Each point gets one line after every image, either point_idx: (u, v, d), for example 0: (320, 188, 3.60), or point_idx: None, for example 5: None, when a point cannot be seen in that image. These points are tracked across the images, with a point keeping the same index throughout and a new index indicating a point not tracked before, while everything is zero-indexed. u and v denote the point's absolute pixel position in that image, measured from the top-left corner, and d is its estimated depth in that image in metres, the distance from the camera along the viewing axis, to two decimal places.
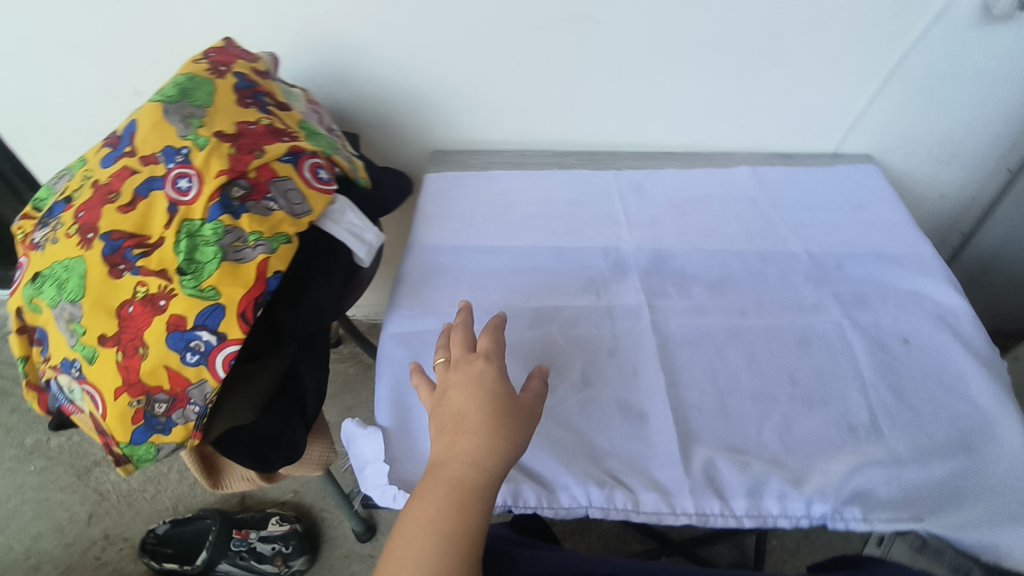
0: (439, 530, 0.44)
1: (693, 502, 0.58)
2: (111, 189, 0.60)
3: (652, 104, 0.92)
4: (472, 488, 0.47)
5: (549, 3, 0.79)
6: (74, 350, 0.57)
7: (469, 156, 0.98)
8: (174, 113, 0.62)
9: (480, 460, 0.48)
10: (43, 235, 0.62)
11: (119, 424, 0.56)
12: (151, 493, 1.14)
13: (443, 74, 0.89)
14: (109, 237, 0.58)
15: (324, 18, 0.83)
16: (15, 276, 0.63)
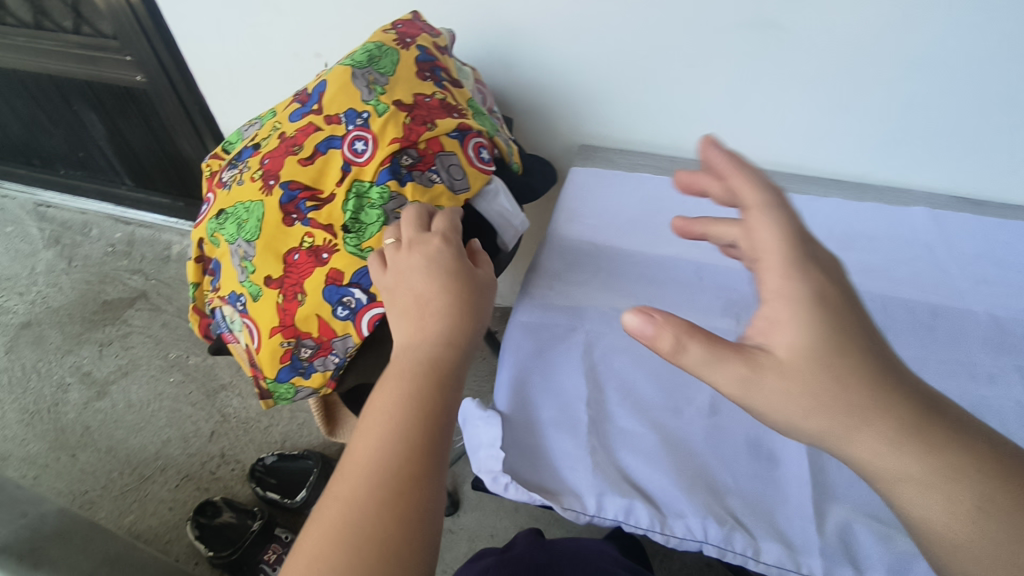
0: (398, 412, 0.44)
1: (822, 565, 0.53)
2: (295, 142, 0.64)
3: (828, 124, 0.83)
4: (439, 369, 0.47)
5: (735, 6, 0.75)
6: (242, 286, 0.62)
7: (617, 155, 0.95)
8: (361, 78, 0.65)
9: (438, 345, 0.48)
10: (231, 176, 0.67)
11: (269, 360, 0.61)
12: (265, 424, 1.23)
13: (607, 68, 0.87)
14: (287, 185, 0.62)
15: (503, 0, 0.84)
16: (201, 209, 0.69)
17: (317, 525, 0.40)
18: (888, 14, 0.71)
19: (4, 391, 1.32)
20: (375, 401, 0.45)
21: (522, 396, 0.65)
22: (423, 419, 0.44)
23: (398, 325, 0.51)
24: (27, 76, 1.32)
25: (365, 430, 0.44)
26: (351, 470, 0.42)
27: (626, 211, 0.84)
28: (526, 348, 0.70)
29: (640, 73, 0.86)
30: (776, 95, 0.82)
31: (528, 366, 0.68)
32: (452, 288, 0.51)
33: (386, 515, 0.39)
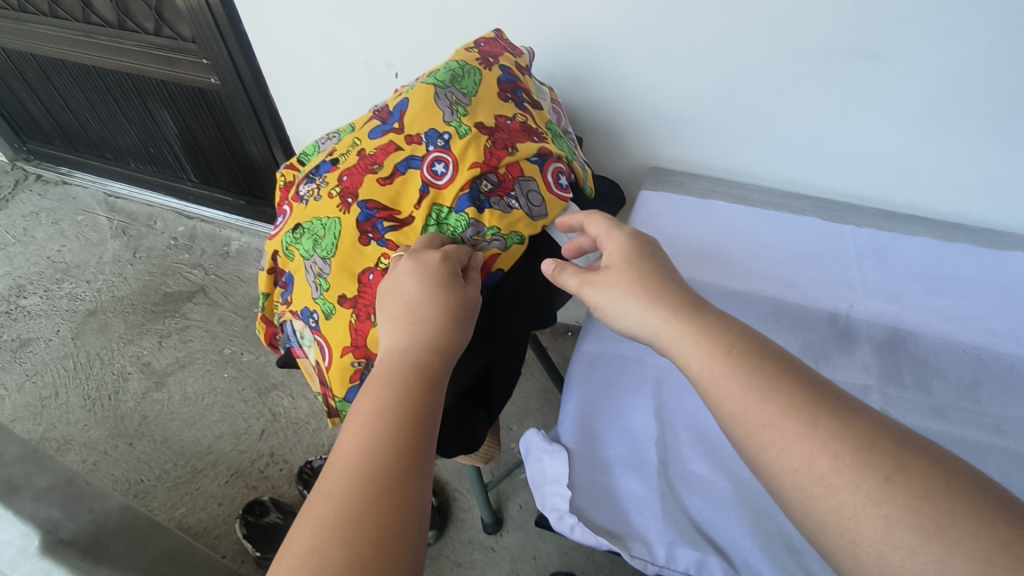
0: (384, 406, 0.45)
1: None
2: (374, 160, 0.64)
3: (920, 158, 0.79)
4: (427, 366, 0.49)
5: (832, 32, 0.71)
6: (316, 303, 0.62)
7: (688, 179, 0.92)
8: (443, 98, 0.64)
9: (433, 344, 0.51)
10: (308, 191, 0.67)
11: (339, 379, 0.60)
12: (314, 427, 1.24)
13: (685, 90, 0.84)
14: (366, 205, 0.62)
15: (584, 18, 0.82)
16: (277, 221, 0.69)
17: (308, 518, 0.39)
18: (1003, 48, 0.66)
19: (70, 375, 1.38)
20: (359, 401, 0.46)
21: (588, 430, 0.64)
22: (410, 411, 0.45)
23: (387, 329, 0.53)
24: (107, 74, 1.37)
25: (351, 427, 0.44)
26: (335, 464, 0.42)
27: (698, 240, 0.81)
28: (593, 379, 0.68)
29: (720, 98, 0.83)
30: (866, 126, 0.78)
31: (595, 399, 0.66)
32: (441, 293, 0.54)
33: (375, 505, 0.39)
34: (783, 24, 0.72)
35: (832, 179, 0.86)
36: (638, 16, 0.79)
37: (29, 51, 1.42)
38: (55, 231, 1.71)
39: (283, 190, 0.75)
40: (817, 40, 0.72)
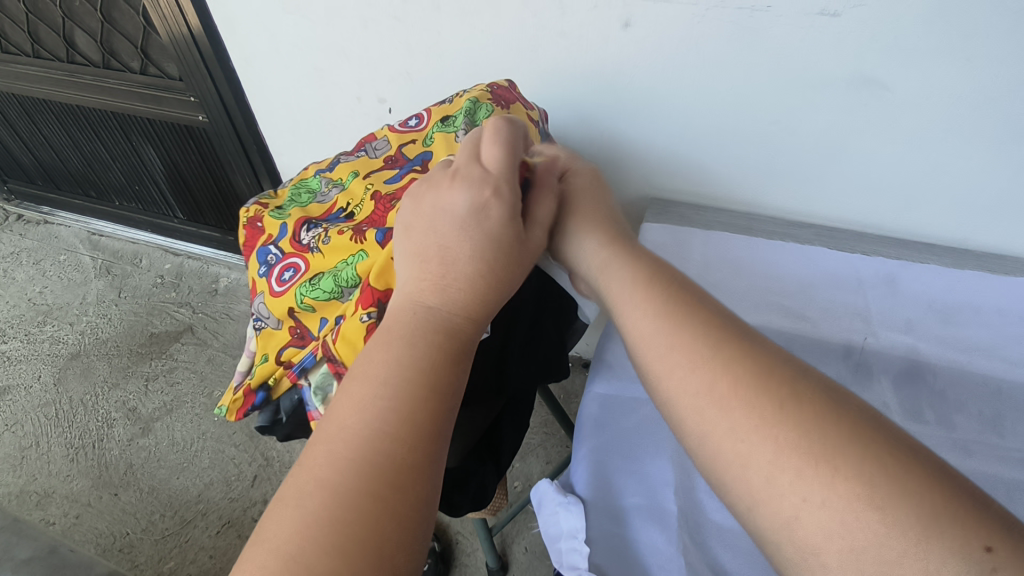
0: (399, 385, 0.38)
1: None
2: (395, 198, 0.62)
3: (920, 184, 0.79)
4: (459, 335, 0.41)
5: (832, 62, 0.71)
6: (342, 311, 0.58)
7: (690, 210, 0.91)
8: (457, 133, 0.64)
9: (471, 313, 0.42)
10: (316, 235, 0.63)
11: (351, 340, 0.53)
12: None
13: (685, 121, 0.83)
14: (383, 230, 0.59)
15: (581, 54, 0.81)
16: (283, 278, 0.62)
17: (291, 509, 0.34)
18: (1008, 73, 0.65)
19: (52, 423, 1.32)
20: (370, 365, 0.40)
21: (602, 479, 0.61)
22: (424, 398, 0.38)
23: (411, 275, 0.44)
24: (91, 113, 1.35)
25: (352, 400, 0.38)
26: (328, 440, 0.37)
27: (705, 273, 0.79)
28: (607, 425, 0.65)
29: (720, 130, 0.83)
30: (868, 154, 0.78)
31: (608, 446, 0.63)
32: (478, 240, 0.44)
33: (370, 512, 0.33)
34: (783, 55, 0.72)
35: (835, 207, 0.86)
36: (636, 49, 0.78)
37: (11, 91, 1.39)
38: (37, 273, 1.66)
39: (248, 228, 0.68)
40: (819, 68, 0.72)
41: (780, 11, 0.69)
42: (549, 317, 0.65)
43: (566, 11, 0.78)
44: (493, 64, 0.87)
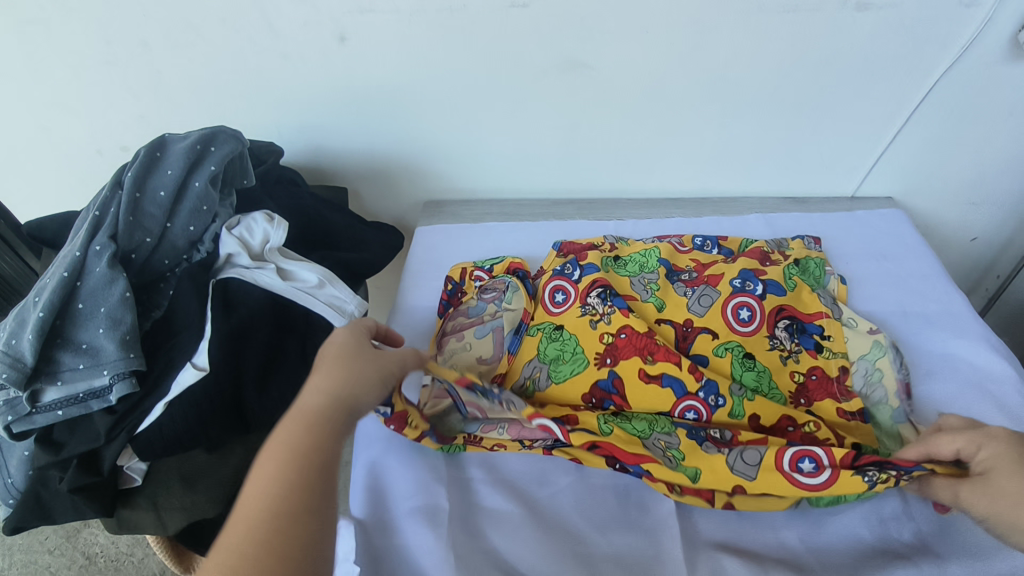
0: (278, 498, 0.36)
1: None
2: (649, 349, 0.62)
3: (660, 147, 0.80)
4: (316, 411, 0.41)
5: (536, 50, 0.69)
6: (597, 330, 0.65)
7: (462, 207, 0.86)
8: (874, 402, 0.61)
9: (331, 388, 0.42)
10: (593, 310, 0.67)
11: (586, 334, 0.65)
12: (139, 557, 0.98)
13: (434, 120, 0.76)
14: (616, 300, 0.67)
15: (280, 80, 0.72)
16: (556, 300, 0.69)
17: None
18: (688, 18, 0.66)
19: None
20: (246, 488, 0.37)
21: (377, 491, 0.60)
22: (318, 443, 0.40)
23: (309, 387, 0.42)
24: None
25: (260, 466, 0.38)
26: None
27: (476, 269, 0.74)
28: (383, 440, 0.63)
29: (471, 125, 0.77)
30: (601, 128, 0.77)
31: (384, 458, 0.62)
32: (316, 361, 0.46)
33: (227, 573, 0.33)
34: (487, 49, 0.69)
35: (587, 181, 0.86)
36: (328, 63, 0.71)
37: None
38: None
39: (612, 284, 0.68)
40: (529, 58, 0.70)
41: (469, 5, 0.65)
42: (290, 339, 0.58)
43: (278, 32, 0.67)
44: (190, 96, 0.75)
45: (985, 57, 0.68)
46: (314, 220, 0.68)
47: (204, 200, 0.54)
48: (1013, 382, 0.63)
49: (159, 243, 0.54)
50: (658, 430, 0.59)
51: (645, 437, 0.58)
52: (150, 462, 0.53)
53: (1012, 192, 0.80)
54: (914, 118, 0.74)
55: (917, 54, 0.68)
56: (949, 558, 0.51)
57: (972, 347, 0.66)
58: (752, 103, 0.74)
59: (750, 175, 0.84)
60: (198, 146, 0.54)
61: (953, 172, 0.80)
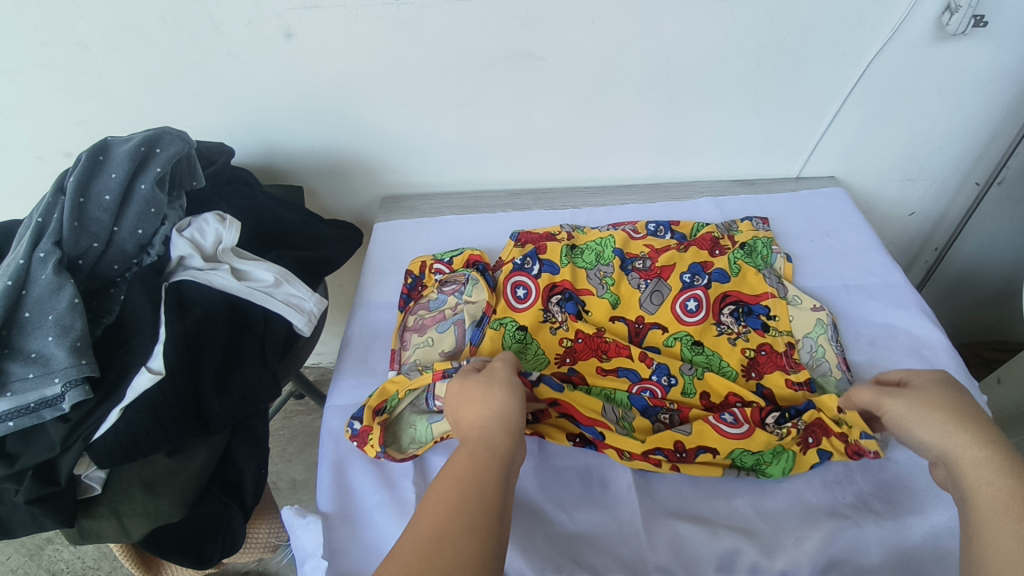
0: (466, 484, 0.43)
1: None
2: (602, 350, 0.67)
3: (611, 136, 0.82)
4: (490, 436, 0.47)
5: (484, 43, 0.70)
6: (558, 334, 0.68)
7: (420, 201, 0.87)
8: (827, 377, 0.64)
9: (491, 413, 0.49)
10: (553, 316, 0.69)
11: (546, 339, 0.67)
12: (107, 571, 0.96)
13: (387, 114, 0.77)
14: (572, 304, 0.70)
15: (226, 78, 0.71)
16: (518, 296, 0.70)
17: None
18: (632, 9, 0.67)
19: None
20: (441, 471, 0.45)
21: (345, 487, 0.60)
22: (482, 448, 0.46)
23: (462, 415, 0.50)
24: None
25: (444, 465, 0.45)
26: (427, 551, 0.38)
27: (435, 262, 0.74)
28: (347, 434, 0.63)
29: (425, 119, 0.78)
30: (553, 117, 0.79)
31: (348, 452, 0.62)
32: (470, 394, 0.51)
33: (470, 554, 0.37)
34: (435, 42, 0.69)
35: (542, 171, 0.87)
36: (276, 62, 0.70)
37: None
38: None
39: (565, 282, 0.71)
40: (477, 51, 0.70)
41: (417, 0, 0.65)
42: (247, 339, 0.59)
43: (222, 29, 0.66)
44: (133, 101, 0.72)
45: (913, 40, 0.71)
46: (267, 220, 0.66)
47: (151, 202, 0.54)
48: (946, 347, 0.67)
49: (107, 247, 0.53)
50: (613, 402, 0.63)
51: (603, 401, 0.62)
52: (109, 469, 0.53)
53: (944, 167, 0.85)
54: (850, 100, 0.78)
55: (850, 37, 0.71)
56: (889, 513, 0.54)
57: (908, 315, 0.70)
58: (697, 88, 0.76)
59: (699, 159, 0.86)
60: (143, 148, 0.53)
61: (888, 150, 0.83)
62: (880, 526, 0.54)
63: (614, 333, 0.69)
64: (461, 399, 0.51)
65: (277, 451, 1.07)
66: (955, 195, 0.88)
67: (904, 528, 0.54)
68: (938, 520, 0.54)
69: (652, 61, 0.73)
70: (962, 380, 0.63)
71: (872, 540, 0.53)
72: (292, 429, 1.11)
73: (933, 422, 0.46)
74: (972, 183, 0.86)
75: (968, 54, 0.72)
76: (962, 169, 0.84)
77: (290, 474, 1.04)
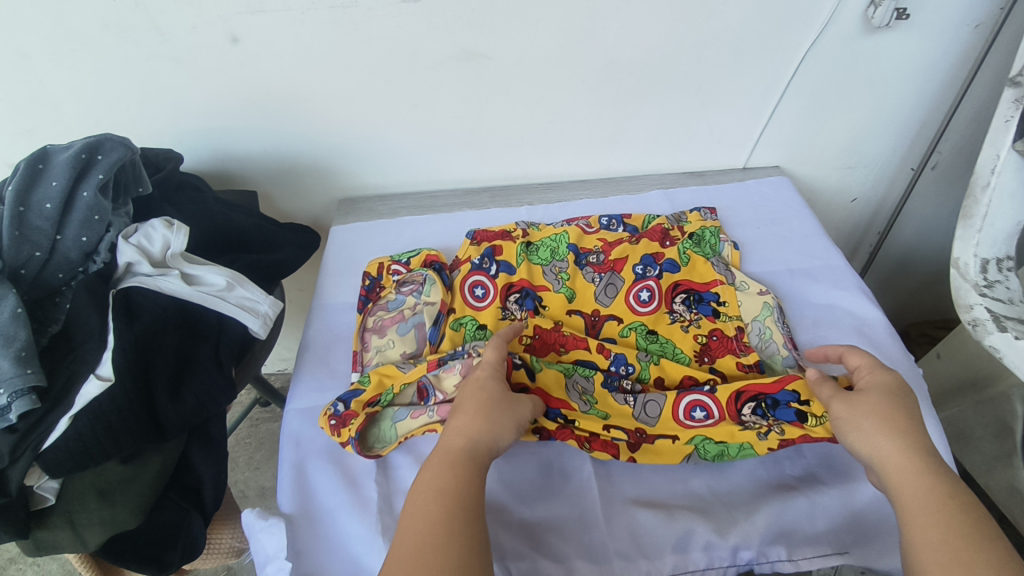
0: (456, 488, 0.44)
1: (619, 567, 0.52)
2: (561, 344, 0.67)
3: (562, 132, 0.83)
4: (482, 444, 0.48)
5: (432, 43, 0.71)
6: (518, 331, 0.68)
7: (378, 202, 0.88)
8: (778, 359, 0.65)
9: (493, 424, 0.50)
10: (512, 314, 0.70)
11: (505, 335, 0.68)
12: None
13: (338, 117, 0.77)
14: (529, 301, 0.71)
15: (172, 84, 0.71)
16: (476, 295, 0.71)
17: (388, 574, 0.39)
18: (575, 8, 0.69)
19: None
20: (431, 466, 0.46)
21: (308, 490, 0.60)
22: (472, 456, 0.47)
23: (465, 408, 0.51)
24: None
25: (435, 461, 0.47)
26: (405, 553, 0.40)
27: (392, 264, 0.75)
28: (309, 438, 0.63)
29: (376, 121, 0.79)
30: (504, 116, 0.80)
31: (309, 454, 0.62)
32: (491, 405, 0.51)
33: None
34: (383, 44, 0.70)
35: (497, 168, 0.88)
36: (223, 67, 0.70)
37: None
38: None
39: (522, 279, 0.73)
40: (426, 52, 0.71)
41: (363, 3, 0.66)
42: (202, 343, 0.58)
43: (166, 35, 0.66)
44: (78, 111, 0.72)
45: (843, 33, 0.74)
46: (219, 223, 0.66)
47: (95, 210, 0.54)
48: (885, 324, 0.70)
49: (51, 256, 0.53)
50: (577, 372, 0.64)
51: (568, 372, 0.63)
52: (63, 477, 0.53)
53: (881, 154, 0.88)
54: (788, 92, 0.81)
55: (784, 32, 0.74)
56: (833, 485, 0.56)
57: (849, 295, 0.73)
58: (642, 84, 0.78)
59: (648, 152, 0.88)
60: (84, 156, 0.54)
61: (828, 139, 0.87)
62: (824, 497, 0.56)
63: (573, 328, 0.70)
64: (475, 394, 0.52)
65: (244, 459, 1.07)
66: (894, 180, 0.92)
67: (849, 498, 0.56)
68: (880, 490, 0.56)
69: (597, 58, 0.75)
70: (901, 354, 0.67)
71: (815, 509, 0.55)
72: (259, 436, 1.10)
73: (873, 428, 0.48)
74: (907, 168, 0.90)
75: (897, 46, 0.76)
76: (899, 155, 0.88)
77: (258, 481, 1.04)
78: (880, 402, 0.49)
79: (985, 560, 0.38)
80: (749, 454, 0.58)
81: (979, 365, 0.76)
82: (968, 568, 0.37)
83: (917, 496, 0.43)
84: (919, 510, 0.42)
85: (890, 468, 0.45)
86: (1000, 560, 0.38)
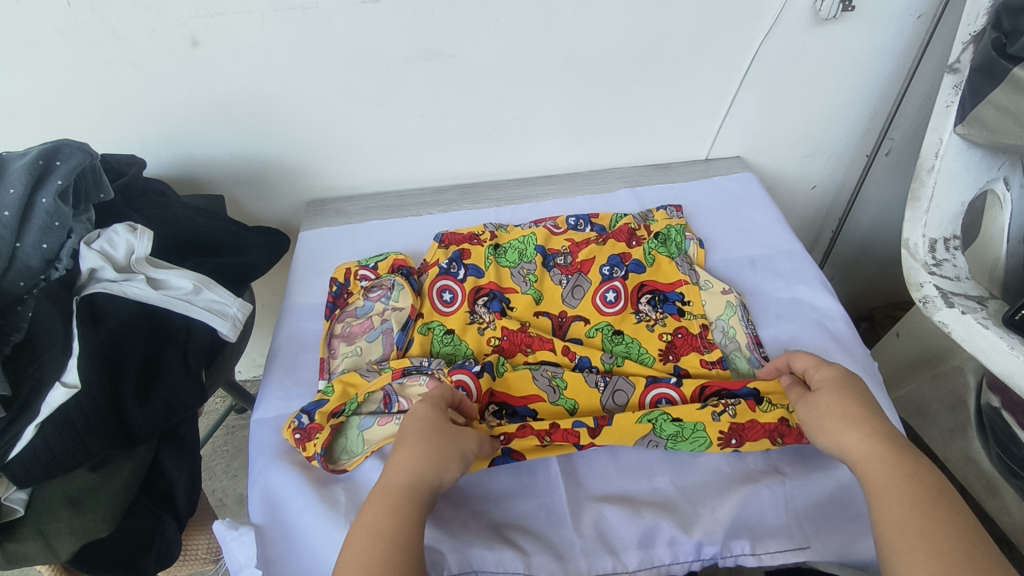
0: (392, 528, 0.44)
1: (586, 563, 0.53)
2: (529, 344, 0.68)
3: (528, 128, 0.85)
4: (423, 479, 0.48)
5: (395, 43, 0.71)
6: (487, 334, 0.69)
7: (347, 204, 0.88)
8: (737, 356, 0.67)
9: (433, 458, 0.49)
10: (479, 318, 0.71)
11: (474, 339, 0.68)
12: None
13: (304, 119, 0.77)
14: (497, 304, 0.72)
15: (132, 90, 0.70)
16: (444, 300, 0.71)
17: None
18: (534, 7, 0.70)
19: None
20: (367, 509, 0.46)
21: (269, 494, 0.59)
22: (409, 487, 0.47)
23: (404, 444, 0.50)
24: None
25: (372, 501, 0.46)
26: None
27: (360, 269, 0.75)
28: (277, 447, 0.62)
29: (343, 122, 0.79)
30: (470, 114, 0.81)
31: (282, 458, 0.61)
32: (429, 434, 0.50)
33: None
34: (346, 45, 0.71)
35: (466, 166, 0.89)
36: (183, 70, 0.70)
37: None
38: None
39: (489, 284, 0.73)
40: (390, 52, 0.72)
41: (326, 5, 0.67)
42: (169, 348, 0.58)
43: (123, 40, 0.66)
44: (37, 120, 0.71)
45: (794, 26, 0.77)
46: (184, 226, 0.66)
47: (55, 216, 0.54)
48: (843, 316, 0.72)
49: (10, 263, 0.53)
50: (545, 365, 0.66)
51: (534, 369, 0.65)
52: (31, 488, 0.52)
53: (837, 141, 0.91)
54: (745, 84, 0.83)
55: (738, 26, 0.76)
56: (794, 473, 0.58)
57: (810, 288, 0.75)
58: (604, 79, 0.80)
59: (613, 146, 0.90)
60: (41, 162, 0.53)
61: (786, 129, 0.89)
62: (787, 487, 0.57)
63: (541, 329, 0.71)
64: (415, 424, 0.52)
65: (222, 467, 1.06)
66: (851, 167, 0.95)
67: (812, 488, 0.56)
68: (841, 476, 0.57)
69: (560, 55, 0.76)
70: (860, 348, 0.69)
71: (780, 501, 0.56)
72: (237, 442, 1.09)
73: (836, 425, 0.49)
74: (862, 154, 0.93)
75: (845, 38, 0.78)
76: (853, 142, 0.91)
77: (237, 489, 1.03)
78: (839, 398, 0.51)
79: (947, 535, 0.39)
80: (705, 447, 0.59)
81: (936, 342, 0.78)
82: (933, 544, 0.39)
83: (879, 481, 0.44)
84: (883, 490, 0.43)
85: (859, 457, 0.46)
86: (959, 532, 0.40)
